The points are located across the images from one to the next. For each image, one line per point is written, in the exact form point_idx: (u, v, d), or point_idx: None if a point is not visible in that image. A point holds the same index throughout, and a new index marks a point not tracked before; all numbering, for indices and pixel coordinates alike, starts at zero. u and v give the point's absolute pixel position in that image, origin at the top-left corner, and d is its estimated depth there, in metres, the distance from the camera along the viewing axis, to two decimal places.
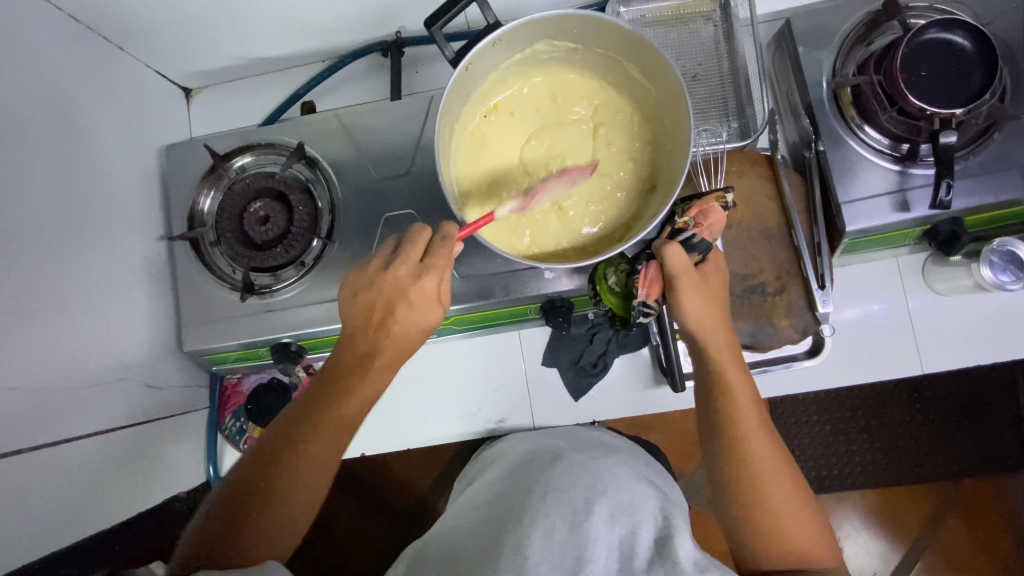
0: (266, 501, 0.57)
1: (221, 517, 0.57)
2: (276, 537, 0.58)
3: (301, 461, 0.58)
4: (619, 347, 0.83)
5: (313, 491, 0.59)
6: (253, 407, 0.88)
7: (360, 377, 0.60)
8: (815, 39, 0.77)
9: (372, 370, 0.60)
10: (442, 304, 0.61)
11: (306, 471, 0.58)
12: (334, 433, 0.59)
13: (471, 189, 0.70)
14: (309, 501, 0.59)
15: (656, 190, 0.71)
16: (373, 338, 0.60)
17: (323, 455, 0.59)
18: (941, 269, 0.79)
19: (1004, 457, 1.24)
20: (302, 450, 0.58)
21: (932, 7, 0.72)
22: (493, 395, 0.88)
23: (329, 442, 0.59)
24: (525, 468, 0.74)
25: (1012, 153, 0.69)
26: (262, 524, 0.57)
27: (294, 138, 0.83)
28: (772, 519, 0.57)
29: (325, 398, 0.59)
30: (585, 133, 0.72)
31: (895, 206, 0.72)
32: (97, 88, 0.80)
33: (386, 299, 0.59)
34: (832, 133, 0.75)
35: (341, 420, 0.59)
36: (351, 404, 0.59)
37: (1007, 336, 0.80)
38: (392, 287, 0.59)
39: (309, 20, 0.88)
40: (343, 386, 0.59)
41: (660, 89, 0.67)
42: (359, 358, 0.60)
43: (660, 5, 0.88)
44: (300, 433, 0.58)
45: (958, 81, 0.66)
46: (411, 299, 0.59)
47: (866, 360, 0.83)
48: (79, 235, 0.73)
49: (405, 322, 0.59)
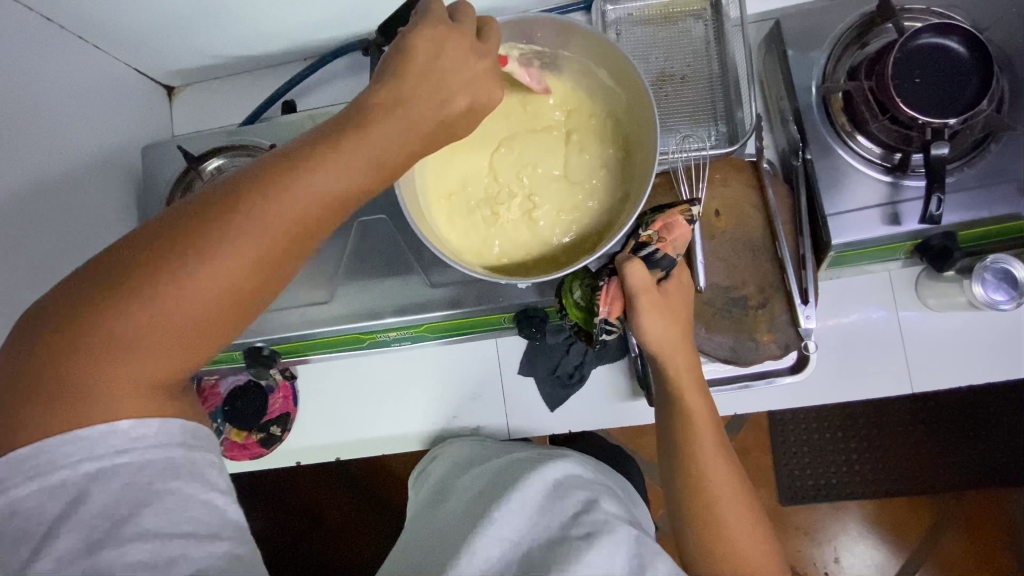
0: (156, 270, 0.40)
1: (114, 266, 0.42)
2: (177, 319, 0.41)
3: (215, 253, 0.41)
4: (597, 358, 0.81)
5: (222, 301, 0.42)
6: (230, 408, 0.89)
7: (328, 167, 0.43)
8: (807, 40, 0.73)
9: (347, 161, 0.43)
10: (456, 114, 0.48)
11: (215, 266, 0.41)
12: (274, 230, 0.42)
13: (442, 199, 0.70)
14: (217, 303, 0.42)
15: (629, 198, 0.69)
16: (371, 113, 0.45)
17: (239, 256, 0.41)
18: (934, 284, 0.75)
19: (1007, 472, 1.20)
20: (218, 237, 0.41)
21: (930, 9, 0.68)
22: (468, 402, 0.87)
23: (259, 239, 0.42)
24: (492, 479, 0.71)
25: (1009, 166, 0.65)
26: (144, 299, 0.40)
27: (267, 139, 0.81)
28: (727, 545, 0.56)
29: (274, 173, 0.43)
30: (557, 139, 0.71)
31: (885, 219, 0.69)
32: (73, 88, 0.80)
33: (411, 78, 0.46)
34: (820, 141, 0.71)
35: (288, 216, 0.42)
36: (303, 194, 0.42)
37: (1005, 354, 0.76)
38: (427, 63, 0.47)
39: (287, 19, 0.86)
40: (306, 169, 0.43)
41: (627, 93, 0.68)
42: (340, 141, 0.44)
43: (648, 3, 0.85)
44: (233, 208, 0.42)
45: (951, 88, 0.62)
46: (437, 87, 0.47)
47: (854, 376, 0.80)
48: (51, 237, 0.73)
49: (411, 115, 0.46)
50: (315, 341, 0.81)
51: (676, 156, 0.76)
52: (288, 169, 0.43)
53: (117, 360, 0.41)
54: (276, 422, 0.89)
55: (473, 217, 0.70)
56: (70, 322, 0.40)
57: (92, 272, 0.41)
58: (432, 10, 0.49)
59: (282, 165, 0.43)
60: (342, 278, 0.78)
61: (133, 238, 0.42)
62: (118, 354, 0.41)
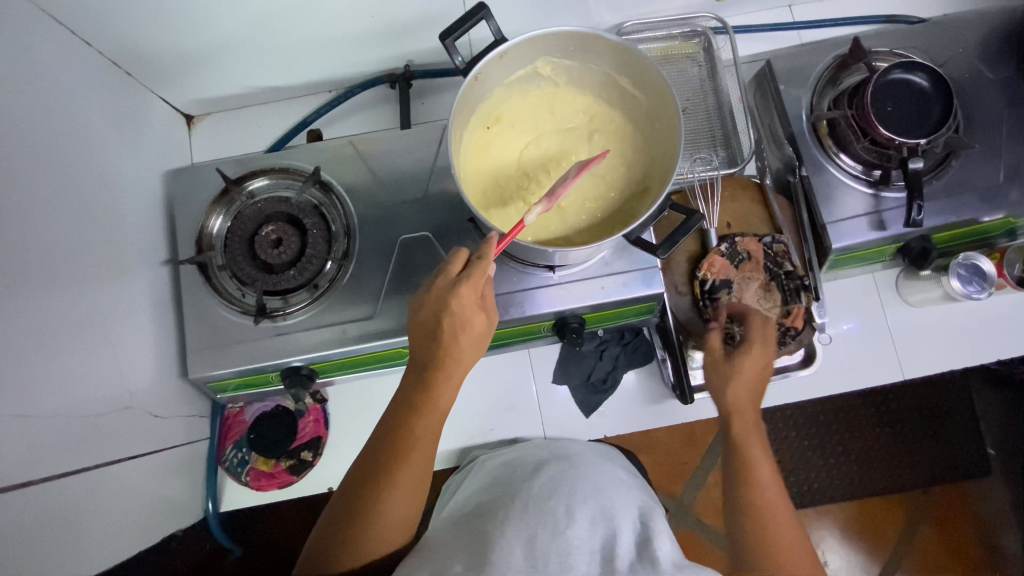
0: (369, 515, 0.57)
1: (344, 506, 0.58)
2: (408, 514, 0.59)
3: (393, 487, 0.58)
4: (628, 362, 0.89)
5: (407, 507, 0.59)
6: (256, 436, 0.88)
7: (433, 398, 0.60)
8: (793, 78, 0.86)
9: (457, 376, 0.61)
10: (493, 310, 0.63)
11: (399, 491, 0.58)
12: (417, 454, 0.59)
13: (476, 195, 0.72)
14: (407, 510, 0.59)
15: (650, 191, 0.72)
16: (440, 354, 0.60)
17: (419, 465, 0.59)
18: (913, 283, 0.87)
19: (967, 464, 1.29)
20: (386, 481, 0.58)
21: (893, 52, 0.83)
22: (505, 414, 0.91)
23: (425, 451, 0.60)
24: (506, 479, 0.74)
25: (967, 179, 0.79)
26: (380, 513, 0.57)
27: (307, 163, 0.85)
28: (769, 513, 0.58)
29: (414, 411, 0.60)
30: (580, 139, 0.76)
31: (872, 225, 0.79)
32: (111, 109, 0.80)
33: (445, 314, 0.59)
34: (813, 160, 0.82)
35: (415, 438, 0.60)
36: (424, 422, 0.60)
37: (971, 341, 0.88)
38: (439, 301, 0.60)
39: (325, 52, 0.92)
40: (417, 407, 0.60)
41: (651, 99, 0.71)
42: (429, 383, 0.60)
43: (650, 47, 0.95)
44: (383, 456, 0.59)
45: (919, 114, 0.76)
46: (460, 306, 0.59)
47: (851, 369, 0.89)
48: (95, 255, 0.71)
49: (469, 330, 0.60)
50: (359, 356, 0.80)
51: (692, 177, 0.87)
52: (401, 414, 0.60)
53: (378, 549, 0.58)
54: (306, 447, 0.90)
55: (509, 208, 0.72)
56: (345, 540, 0.56)
57: (335, 514, 0.58)
58: (449, 268, 0.62)
59: (401, 416, 0.60)
60: (386, 292, 0.79)
61: (346, 491, 0.59)
62: (372, 546, 0.57)
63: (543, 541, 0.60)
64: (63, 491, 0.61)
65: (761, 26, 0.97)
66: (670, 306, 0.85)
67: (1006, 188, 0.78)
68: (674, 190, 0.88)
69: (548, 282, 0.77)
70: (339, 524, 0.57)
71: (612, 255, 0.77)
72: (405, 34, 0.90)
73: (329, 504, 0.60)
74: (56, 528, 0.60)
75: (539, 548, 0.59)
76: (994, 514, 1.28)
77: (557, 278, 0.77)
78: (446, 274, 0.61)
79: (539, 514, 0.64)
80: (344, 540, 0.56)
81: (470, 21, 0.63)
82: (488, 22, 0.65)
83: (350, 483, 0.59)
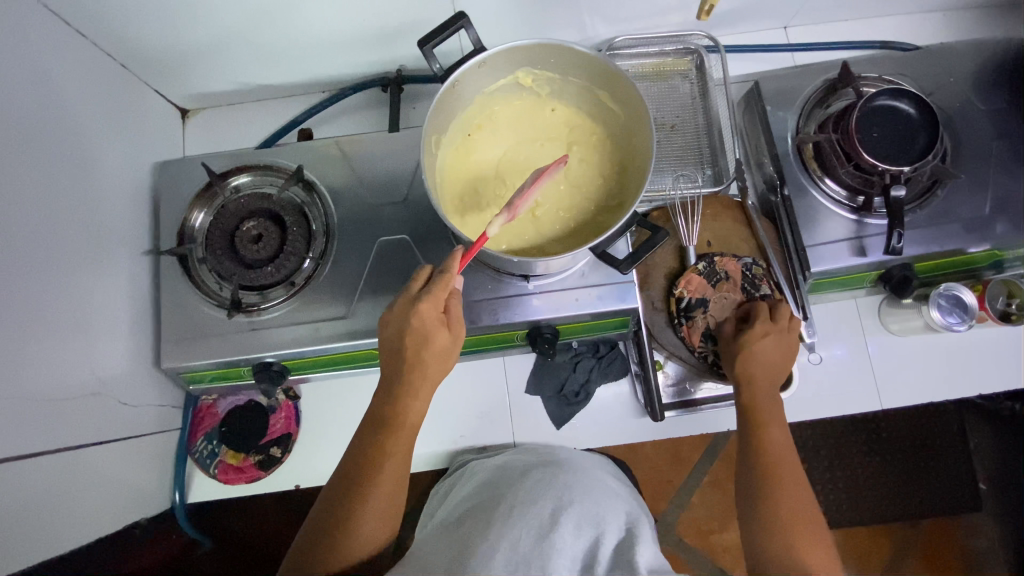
0: (342, 538, 0.56)
1: (318, 527, 0.58)
2: (381, 536, 0.59)
3: (364, 506, 0.57)
4: (602, 375, 0.88)
5: (382, 526, 0.58)
6: (227, 429, 0.90)
7: (402, 412, 0.60)
8: (781, 99, 0.86)
9: (424, 392, 0.61)
10: (459, 324, 0.62)
11: (372, 510, 0.57)
12: (388, 470, 0.59)
13: (453, 201, 0.73)
14: (380, 530, 0.58)
15: (624, 206, 0.72)
16: (407, 369, 0.60)
17: (387, 485, 0.59)
18: (894, 311, 0.86)
19: (957, 498, 1.26)
20: (357, 501, 0.57)
21: (882, 78, 0.83)
22: (477, 421, 0.91)
23: (393, 472, 0.59)
24: (493, 482, 0.74)
25: (952, 209, 0.78)
26: (352, 536, 0.57)
27: (292, 161, 0.86)
28: (781, 479, 0.62)
29: (384, 433, 0.60)
30: (559, 149, 0.76)
31: (853, 251, 0.79)
32: (104, 100, 0.81)
33: (409, 332, 0.59)
34: (796, 182, 0.82)
35: (388, 449, 0.60)
36: (400, 434, 0.60)
37: (955, 372, 0.87)
38: (403, 319, 0.60)
39: (317, 53, 0.93)
40: (389, 419, 0.60)
41: (630, 114, 0.71)
42: (398, 397, 0.60)
43: (641, 62, 0.95)
44: (357, 473, 0.59)
45: (905, 141, 0.76)
46: (421, 325, 0.59)
47: (830, 396, 0.87)
48: (74, 241, 0.72)
49: (432, 346, 0.60)
50: (331, 355, 0.81)
51: (673, 195, 0.87)
52: (375, 429, 0.60)
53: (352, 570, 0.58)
54: (276, 443, 0.91)
55: (484, 213, 0.72)
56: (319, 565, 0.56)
57: (310, 535, 0.58)
58: (412, 284, 0.62)
59: (374, 434, 0.60)
60: (360, 294, 0.79)
61: (320, 513, 0.59)
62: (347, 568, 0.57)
63: (527, 544, 0.60)
64: (28, 471, 0.62)
65: (754, 46, 0.97)
66: (646, 321, 0.85)
67: (992, 220, 0.77)
68: (654, 208, 0.88)
69: (525, 291, 0.76)
70: (311, 547, 0.57)
71: (589, 267, 0.77)
72: (397, 39, 0.91)
73: (303, 525, 0.60)
74: (18, 510, 0.60)
75: (524, 552, 0.59)
76: (983, 549, 1.25)
77: (534, 288, 0.77)
78: (408, 292, 0.62)
79: (522, 517, 0.64)
80: (316, 563, 0.56)
81: (449, 28, 0.64)
82: (467, 32, 0.65)
83: (321, 507, 0.59)
